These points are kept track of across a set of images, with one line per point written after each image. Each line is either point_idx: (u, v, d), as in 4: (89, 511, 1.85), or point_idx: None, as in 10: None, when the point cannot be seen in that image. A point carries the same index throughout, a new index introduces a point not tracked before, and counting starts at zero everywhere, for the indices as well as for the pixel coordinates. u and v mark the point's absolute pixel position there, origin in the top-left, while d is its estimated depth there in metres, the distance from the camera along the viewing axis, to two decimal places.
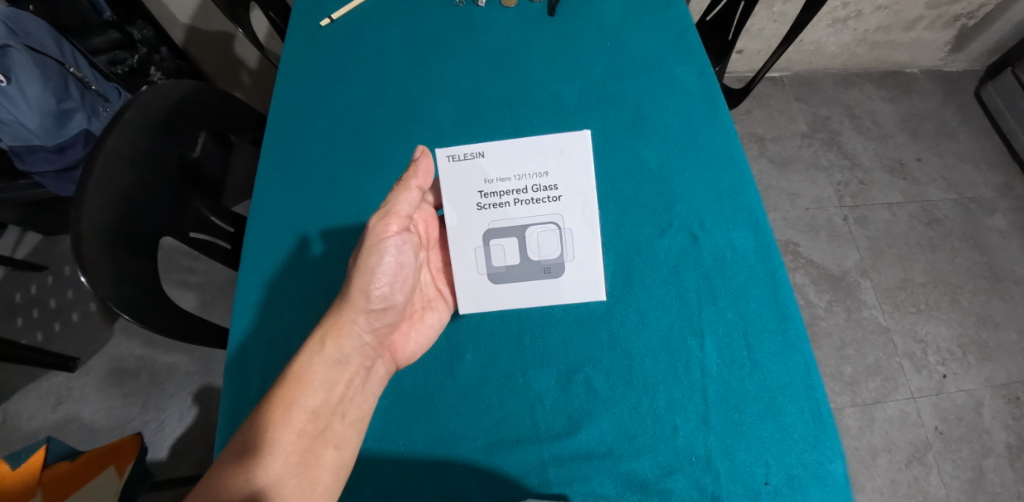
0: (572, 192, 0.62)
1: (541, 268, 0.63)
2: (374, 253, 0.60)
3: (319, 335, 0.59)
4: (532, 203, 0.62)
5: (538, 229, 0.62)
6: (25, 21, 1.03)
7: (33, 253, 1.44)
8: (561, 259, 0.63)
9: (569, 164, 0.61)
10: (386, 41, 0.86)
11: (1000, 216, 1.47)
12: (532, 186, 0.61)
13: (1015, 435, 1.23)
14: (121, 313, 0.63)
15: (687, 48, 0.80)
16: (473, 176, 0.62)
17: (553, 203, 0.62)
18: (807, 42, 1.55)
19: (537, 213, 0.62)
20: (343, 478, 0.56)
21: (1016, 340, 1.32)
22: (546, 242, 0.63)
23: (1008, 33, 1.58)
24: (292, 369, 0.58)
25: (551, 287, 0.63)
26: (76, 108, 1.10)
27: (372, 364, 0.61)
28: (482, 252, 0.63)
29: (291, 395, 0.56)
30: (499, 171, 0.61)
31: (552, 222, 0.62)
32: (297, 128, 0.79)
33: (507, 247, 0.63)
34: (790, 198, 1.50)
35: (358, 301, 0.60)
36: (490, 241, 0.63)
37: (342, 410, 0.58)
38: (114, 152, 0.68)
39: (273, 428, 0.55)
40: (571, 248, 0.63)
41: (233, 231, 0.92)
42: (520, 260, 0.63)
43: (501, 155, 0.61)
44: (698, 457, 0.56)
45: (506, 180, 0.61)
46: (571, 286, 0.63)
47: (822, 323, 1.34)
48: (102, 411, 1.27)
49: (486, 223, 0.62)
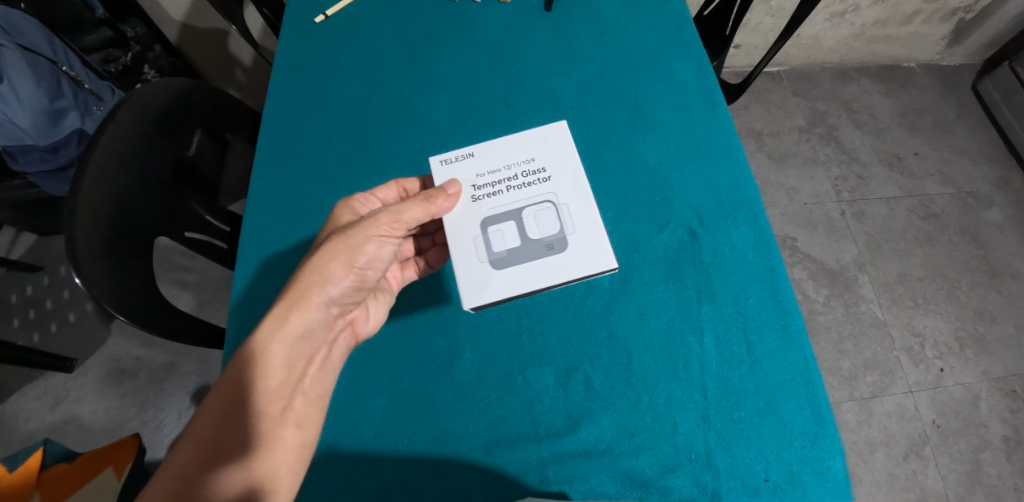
0: (560, 172, 0.63)
1: (543, 245, 0.60)
2: (370, 242, 0.58)
3: (282, 307, 0.56)
4: (524, 187, 0.63)
5: (533, 210, 0.61)
6: (16, 19, 1.01)
7: (29, 253, 1.43)
8: (562, 230, 0.60)
9: (552, 152, 0.64)
10: (381, 37, 0.86)
11: (997, 210, 1.47)
12: (521, 173, 0.63)
13: (1012, 428, 1.23)
14: (117, 314, 0.63)
15: (686, 44, 0.80)
16: (466, 172, 0.64)
17: (544, 183, 0.63)
18: (804, 36, 1.54)
19: (530, 195, 0.62)
20: (306, 457, 0.55)
21: (1013, 333, 1.33)
22: (547, 219, 0.60)
23: (1006, 26, 1.57)
24: (246, 349, 0.54)
25: (561, 261, 0.59)
26: (70, 108, 1.08)
27: (336, 337, 0.60)
28: (481, 240, 0.60)
29: (250, 375, 0.53)
30: (488, 166, 0.64)
31: (546, 200, 0.62)
32: (293, 126, 0.78)
33: (505, 231, 0.60)
34: (788, 193, 1.50)
35: (337, 272, 0.57)
36: (488, 228, 0.61)
37: (303, 388, 0.56)
38: (108, 152, 0.67)
39: (227, 411, 0.52)
40: (571, 222, 0.60)
41: (230, 230, 0.91)
42: (521, 241, 0.60)
43: (492, 150, 0.65)
44: (697, 454, 0.56)
45: (496, 172, 0.64)
46: (578, 259, 0.59)
47: (820, 318, 1.34)
48: (101, 412, 1.27)
49: (482, 212, 0.61)
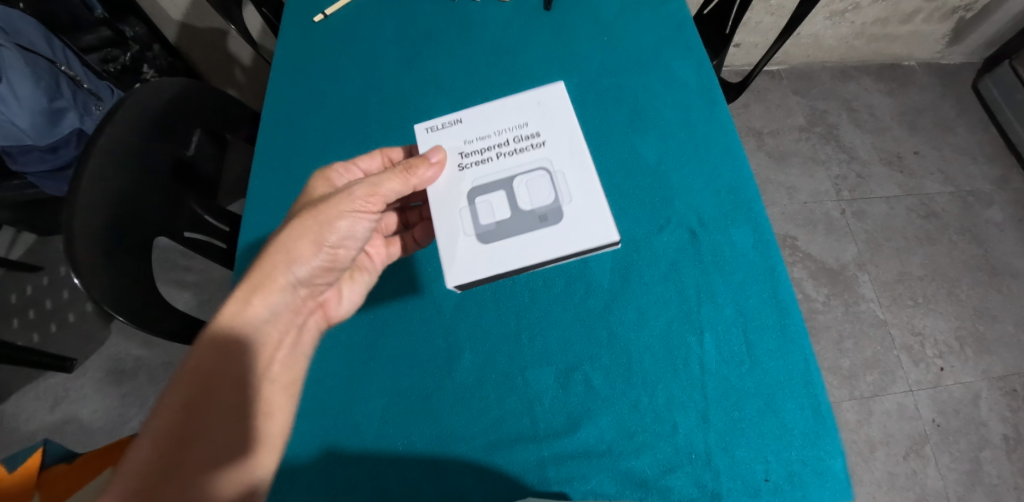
0: (555, 137, 0.59)
1: (535, 217, 0.55)
2: (342, 218, 0.57)
3: (245, 290, 0.55)
4: (517, 153, 0.58)
5: (525, 178, 0.57)
6: (15, 20, 1.01)
7: (29, 253, 1.43)
8: (557, 203, 0.56)
9: (545, 117, 0.60)
10: (380, 37, 0.85)
11: (997, 208, 1.47)
12: (513, 138, 0.59)
13: (1012, 427, 1.23)
14: (116, 315, 0.63)
15: (686, 43, 0.80)
16: (454, 140, 0.60)
17: (539, 149, 0.58)
18: (804, 35, 1.54)
19: (522, 162, 0.58)
20: (279, 445, 0.55)
21: (1013, 332, 1.33)
22: (540, 188, 0.56)
23: (1006, 24, 1.57)
24: (207, 337, 0.52)
25: (554, 232, 0.55)
26: (69, 107, 1.08)
27: (304, 319, 0.60)
28: (469, 211, 0.56)
29: (216, 365, 0.51)
30: (477, 132, 0.60)
31: (540, 167, 0.57)
32: (291, 126, 0.78)
33: (494, 201, 0.56)
34: (788, 192, 1.49)
35: (306, 251, 0.56)
36: (475, 199, 0.57)
37: (271, 375, 0.56)
38: (107, 151, 0.67)
39: (189, 402, 0.50)
40: (567, 189, 0.56)
41: (229, 230, 0.91)
42: (510, 212, 0.56)
43: (483, 119, 0.61)
44: (697, 454, 0.56)
45: (485, 138, 0.60)
46: (574, 231, 0.54)
47: (820, 317, 1.34)
48: (101, 411, 1.27)
49: (471, 181, 0.58)
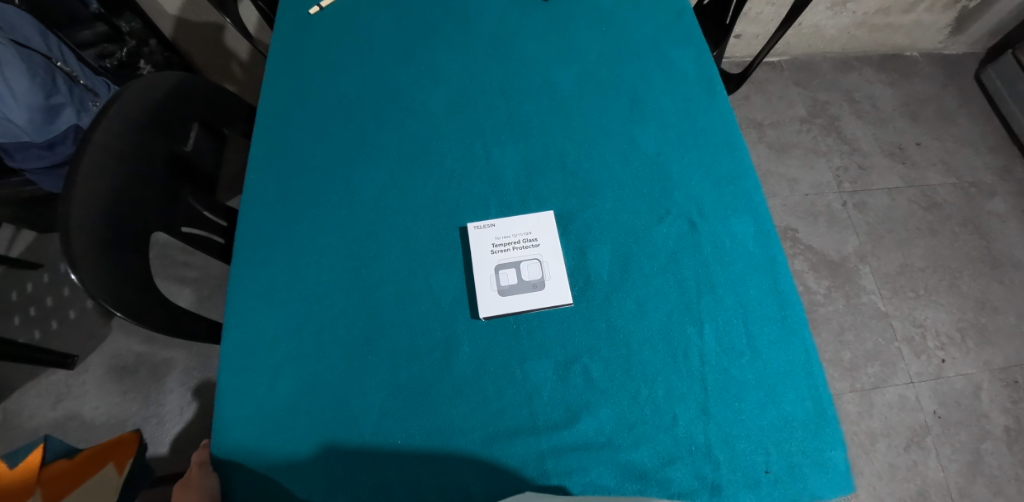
0: (552, 239, 0.65)
1: (530, 285, 0.63)
2: None
3: None
4: (520, 247, 0.65)
5: (526, 266, 0.64)
6: (11, 16, 1.00)
7: (29, 251, 1.43)
8: (540, 279, 0.63)
9: (551, 228, 0.66)
10: (376, 28, 0.85)
11: (999, 200, 1.46)
12: (523, 239, 0.66)
13: (1013, 418, 1.23)
14: (115, 311, 0.62)
15: (685, 33, 0.80)
16: (484, 239, 0.66)
17: (531, 247, 0.65)
18: (806, 25, 1.53)
19: (517, 258, 0.65)
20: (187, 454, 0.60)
21: (1014, 323, 1.32)
22: (530, 273, 0.63)
23: (1009, 15, 1.56)
24: None
25: (540, 301, 0.62)
26: (65, 103, 1.07)
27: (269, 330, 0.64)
28: (489, 277, 0.63)
29: None
30: (504, 235, 0.66)
31: (534, 258, 0.65)
32: (286, 118, 0.77)
33: (509, 276, 0.63)
34: (789, 184, 1.48)
35: None
36: (497, 271, 0.64)
37: None
38: (102, 147, 0.66)
39: None
40: (557, 270, 0.64)
41: (227, 225, 0.91)
42: (518, 282, 0.63)
43: (510, 223, 0.67)
44: (697, 446, 0.56)
45: (507, 238, 0.66)
46: (561, 299, 0.62)
47: (821, 309, 1.33)
48: (102, 408, 1.27)
49: (491, 262, 0.64)
